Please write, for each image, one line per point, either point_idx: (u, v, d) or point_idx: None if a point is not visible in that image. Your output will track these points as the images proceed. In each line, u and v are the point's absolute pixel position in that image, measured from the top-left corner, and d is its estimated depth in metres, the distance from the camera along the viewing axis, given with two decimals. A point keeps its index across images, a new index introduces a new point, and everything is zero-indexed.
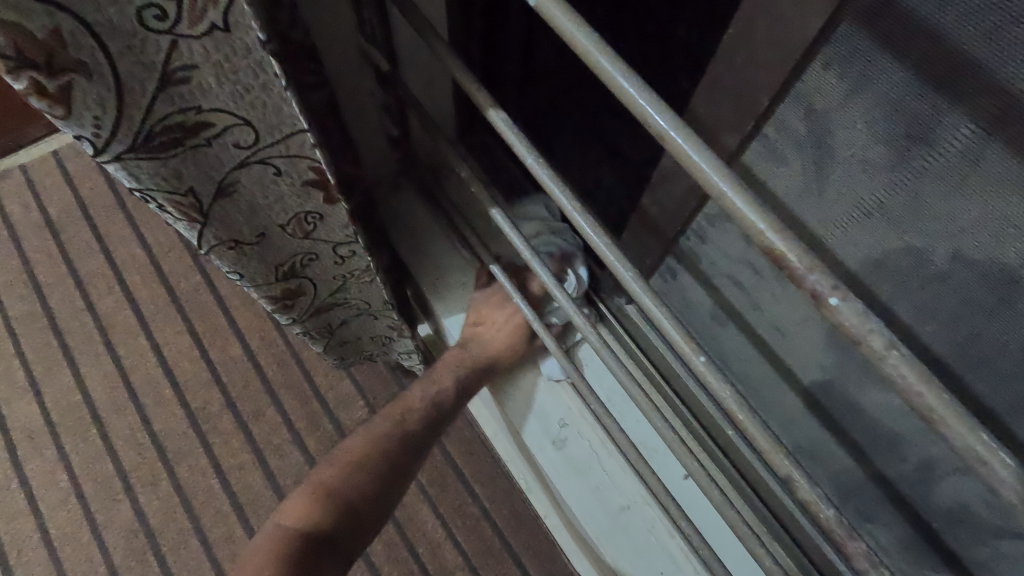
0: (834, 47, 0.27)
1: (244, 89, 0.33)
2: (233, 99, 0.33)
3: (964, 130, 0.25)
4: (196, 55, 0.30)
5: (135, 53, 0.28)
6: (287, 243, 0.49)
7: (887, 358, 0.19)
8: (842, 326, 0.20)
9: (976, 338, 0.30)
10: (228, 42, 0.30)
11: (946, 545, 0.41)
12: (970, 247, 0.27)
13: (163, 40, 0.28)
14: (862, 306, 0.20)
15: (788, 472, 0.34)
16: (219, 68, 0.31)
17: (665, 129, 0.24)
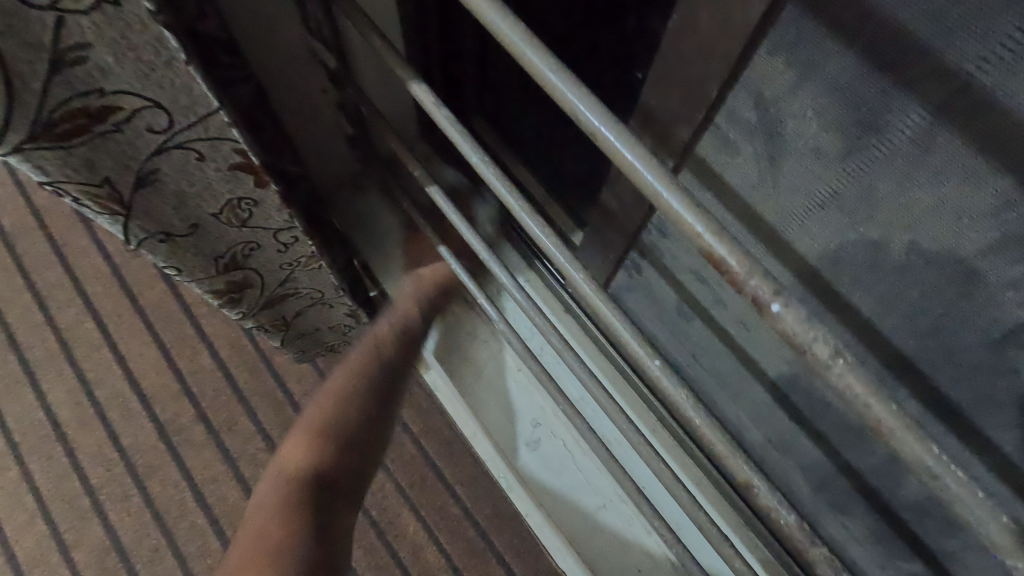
0: (781, 31, 0.26)
1: (145, 68, 0.33)
2: (138, 81, 0.34)
3: (913, 114, 0.23)
4: (88, 33, 0.30)
5: (19, 33, 0.28)
6: (223, 232, 0.50)
7: (833, 367, 0.18)
8: (788, 333, 0.19)
9: (936, 332, 0.29)
10: (119, 17, 0.30)
11: (916, 535, 0.40)
12: (925, 239, 0.26)
13: (49, 17, 0.28)
14: (804, 311, 0.18)
15: (743, 473, 0.35)
16: (115, 45, 0.31)
17: (598, 127, 0.23)
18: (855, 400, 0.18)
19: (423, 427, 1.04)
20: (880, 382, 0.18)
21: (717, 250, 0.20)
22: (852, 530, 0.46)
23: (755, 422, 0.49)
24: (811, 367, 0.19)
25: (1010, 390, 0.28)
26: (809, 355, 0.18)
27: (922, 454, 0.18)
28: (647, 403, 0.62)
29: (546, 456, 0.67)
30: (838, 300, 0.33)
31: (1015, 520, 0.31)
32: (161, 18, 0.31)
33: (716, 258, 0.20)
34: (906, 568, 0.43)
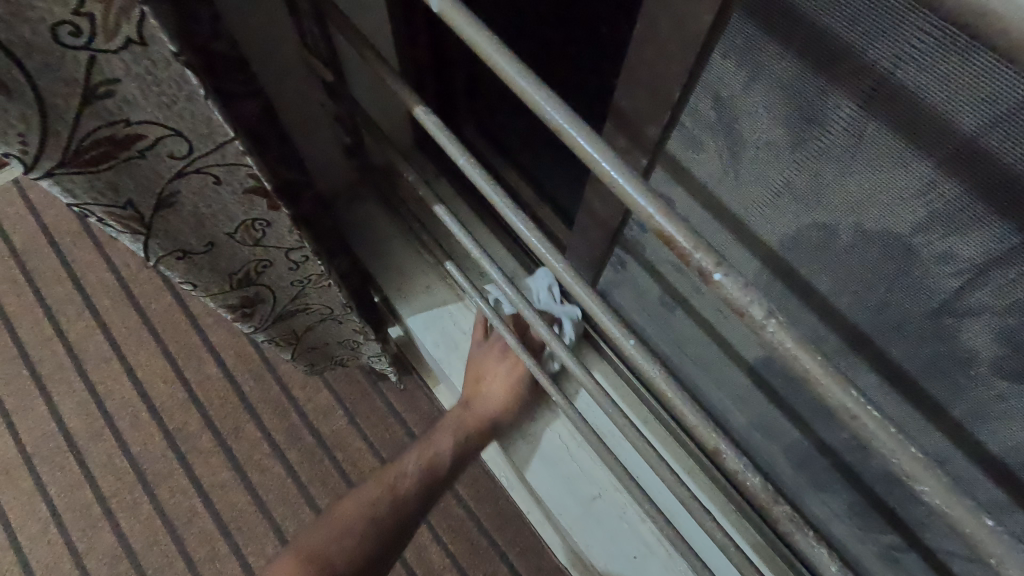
0: (730, 37, 0.29)
1: (168, 100, 0.36)
2: (162, 113, 0.37)
3: (845, 107, 0.26)
4: (118, 69, 0.33)
5: (54, 70, 0.31)
6: (237, 250, 0.53)
7: (767, 326, 0.21)
8: (730, 299, 0.22)
9: (884, 306, 0.31)
10: (146, 55, 0.33)
11: (890, 508, 0.42)
12: (866, 219, 0.29)
13: (82, 55, 0.31)
14: (741, 277, 0.21)
15: (712, 442, 0.38)
16: (141, 80, 0.34)
17: (560, 124, 0.26)
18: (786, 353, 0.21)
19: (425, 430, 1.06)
20: (807, 338, 0.21)
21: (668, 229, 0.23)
22: (833, 508, 0.49)
23: (738, 407, 0.52)
24: (750, 328, 0.22)
25: (952, 357, 0.30)
26: (747, 316, 0.21)
27: (846, 398, 0.20)
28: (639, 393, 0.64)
29: (542, 450, 0.69)
30: (800, 280, 0.35)
31: (968, 481, 0.34)
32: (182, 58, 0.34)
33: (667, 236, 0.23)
34: (884, 541, 0.46)
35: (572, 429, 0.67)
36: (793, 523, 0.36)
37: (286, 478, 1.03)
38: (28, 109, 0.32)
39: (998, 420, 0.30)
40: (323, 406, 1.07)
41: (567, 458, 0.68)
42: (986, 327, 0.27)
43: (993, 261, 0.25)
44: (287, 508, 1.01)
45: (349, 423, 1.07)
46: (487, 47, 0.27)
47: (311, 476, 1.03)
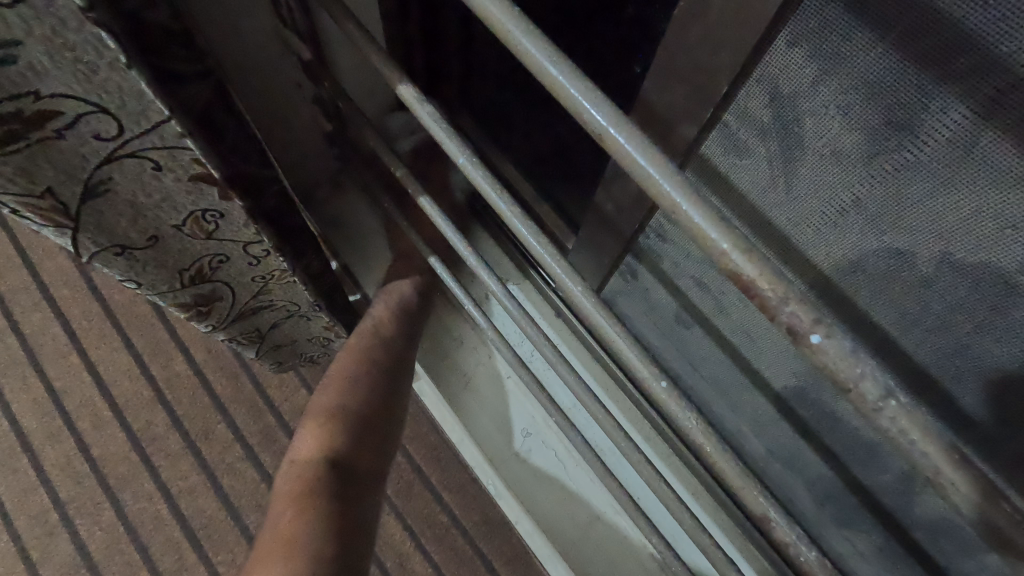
0: (802, 22, 0.23)
1: (86, 69, 0.28)
2: (77, 82, 0.29)
3: (951, 115, 0.21)
4: (17, 31, 0.26)
5: None
6: (186, 243, 0.45)
7: (881, 407, 0.16)
8: (828, 368, 0.17)
9: (962, 348, 0.27)
10: (48, 12, 0.25)
11: (927, 554, 0.38)
12: (957, 248, 0.24)
13: None
14: (847, 342, 0.16)
15: (759, 507, 0.28)
16: (48, 44, 0.27)
17: (604, 129, 0.20)
18: (902, 441, 0.17)
19: (408, 432, 1.01)
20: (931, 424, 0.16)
21: (747, 271, 0.17)
22: (858, 546, 0.44)
23: (755, 433, 0.47)
24: (854, 405, 0.17)
25: None
26: (853, 393, 0.16)
27: (972, 491, 0.16)
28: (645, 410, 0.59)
29: (537, 466, 0.64)
30: (855, 312, 0.30)
31: None
32: (91, 13, 0.26)
33: (745, 280, 0.17)
34: None
35: (569, 446, 0.62)
36: None
37: (259, 483, 0.97)
38: None
39: None
40: (300, 405, 1.01)
41: (562, 477, 0.63)
42: None
43: None
44: (260, 514, 0.95)
45: None
46: (504, 16, 0.21)
47: None
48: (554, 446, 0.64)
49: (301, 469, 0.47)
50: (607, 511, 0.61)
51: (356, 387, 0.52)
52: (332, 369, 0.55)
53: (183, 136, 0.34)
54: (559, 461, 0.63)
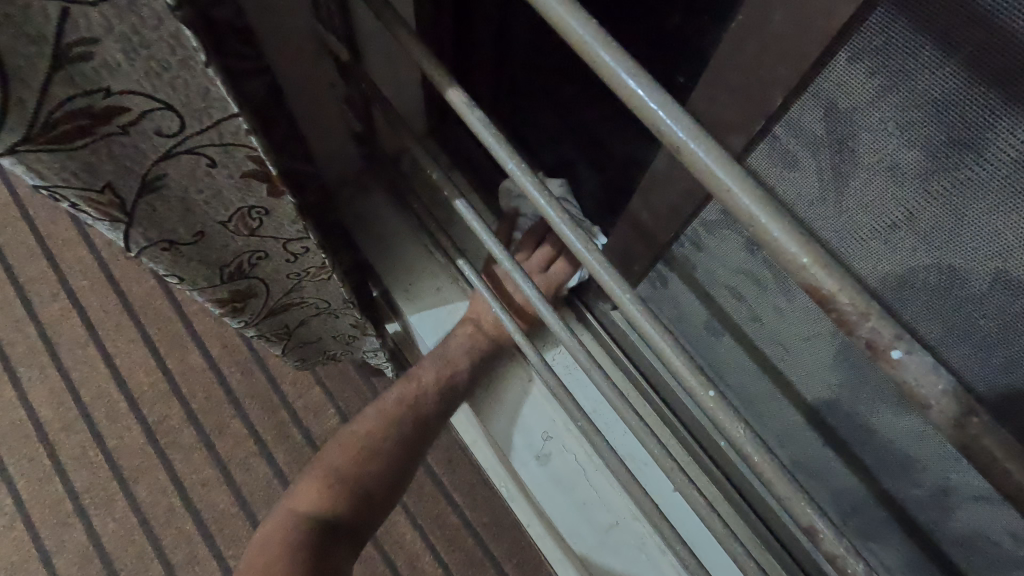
0: (866, 39, 0.23)
1: (158, 67, 0.31)
2: (150, 81, 0.32)
3: (1019, 135, 0.21)
4: (96, 28, 0.28)
5: (18, 25, 0.26)
6: (230, 239, 0.48)
7: (959, 424, 0.17)
8: (906, 383, 0.17)
9: (1013, 365, 0.27)
10: (131, 12, 0.28)
11: (955, 567, 0.39)
12: (1015, 266, 0.24)
13: (53, 9, 0.27)
14: (930, 358, 0.16)
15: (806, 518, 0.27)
16: (125, 41, 0.29)
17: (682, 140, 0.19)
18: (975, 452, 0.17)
19: None
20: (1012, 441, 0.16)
21: (825, 286, 0.17)
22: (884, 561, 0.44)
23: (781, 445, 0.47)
24: (930, 421, 0.17)
25: None
26: (932, 409, 0.17)
27: None
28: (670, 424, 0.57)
29: (556, 471, 0.63)
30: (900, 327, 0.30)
31: None
32: (182, 15, 0.29)
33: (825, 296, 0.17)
34: None
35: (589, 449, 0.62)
36: None
37: (271, 478, 0.98)
38: None
39: None
40: (314, 402, 1.02)
41: (583, 481, 0.63)
42: None
43: None
44: (272, 509, 0.96)
45: (341, 422, 1.01)
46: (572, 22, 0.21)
47: None
48: (573, 449, 0.63)
49: (289, 531, 0.51)
50: (628, 516, 0.61)
51: (370, 458, 0.57)
52: (354, 437, 0.58)
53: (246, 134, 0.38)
54: (580, 465, 0.63)
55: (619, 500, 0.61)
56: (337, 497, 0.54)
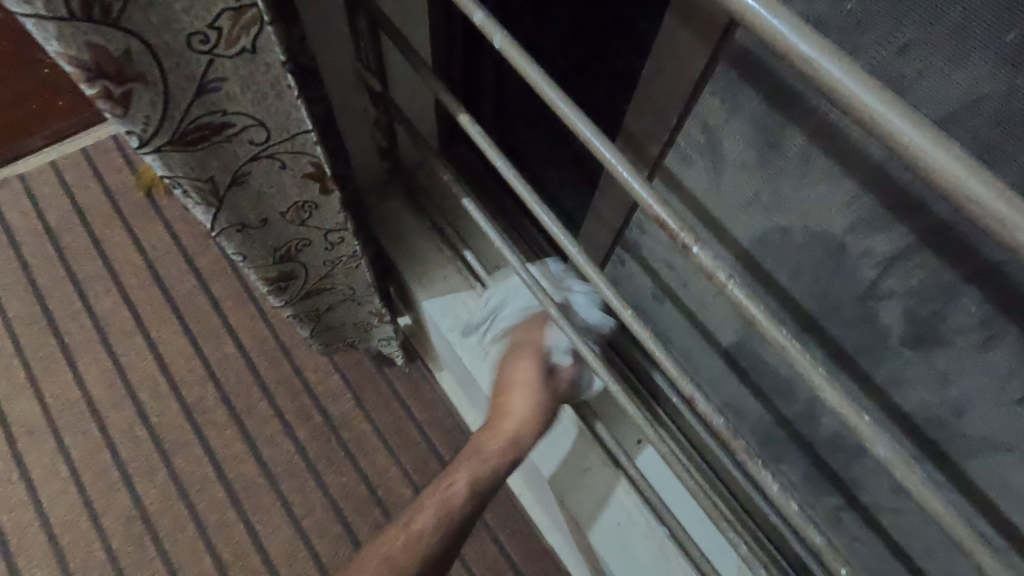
0: (715, 81, 0.38)
1: (261, 97, 0.45)
2: (253, 107, 0.46)
3: (798, 139, 0.35)
4: (228, 70, 0.42)
5: (181, 67, 0.41)
6: (285, 227, 0.62)
7: (725, 282, 0.36)
8: (704, 265, 0.36)
9: (826, 294, 0.40)
10: (253, 61, 0.42)
11: (831, 469, 0.51)
12: (812, 223, 0.38)
13: (203, 58, 0.41)
14: (711, 251, 0.36)
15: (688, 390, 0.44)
16: (243, 79, 0.43)
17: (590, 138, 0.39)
18: (735, 295, 0.35)
19: (426, 416, 1.14)
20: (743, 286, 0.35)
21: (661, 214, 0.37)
22: (789, 476, 0.57)
23: (713, 390, 0.60)
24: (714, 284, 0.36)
25: (875, 334, 0.38)
26: (712, 275, 0.36)
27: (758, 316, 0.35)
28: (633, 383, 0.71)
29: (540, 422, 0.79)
30: (764, 275, 0.44)
31: None
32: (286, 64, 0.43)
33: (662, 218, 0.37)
34: (830, 505, 0.54)
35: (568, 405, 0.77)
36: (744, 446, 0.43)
37: (294, 453, 1.10)
38: (155, 96, 0.41)
39: (906, 385, 0.38)
40: (333, 388, 1.15)
41: (563, 433, 0.77)
42: (897, 308, 0.36)
43: (897, 257, 0.34)
44: (294, 481, 1.08)
45: (356, 406, 1.14)
46: (546, 87, 0.39)
47: (318, 453, 1.10)
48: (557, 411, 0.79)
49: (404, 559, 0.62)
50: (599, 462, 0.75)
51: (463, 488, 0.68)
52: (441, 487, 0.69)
53: (314, 144, 0.52)
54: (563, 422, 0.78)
55: (593, 449, 0.75)
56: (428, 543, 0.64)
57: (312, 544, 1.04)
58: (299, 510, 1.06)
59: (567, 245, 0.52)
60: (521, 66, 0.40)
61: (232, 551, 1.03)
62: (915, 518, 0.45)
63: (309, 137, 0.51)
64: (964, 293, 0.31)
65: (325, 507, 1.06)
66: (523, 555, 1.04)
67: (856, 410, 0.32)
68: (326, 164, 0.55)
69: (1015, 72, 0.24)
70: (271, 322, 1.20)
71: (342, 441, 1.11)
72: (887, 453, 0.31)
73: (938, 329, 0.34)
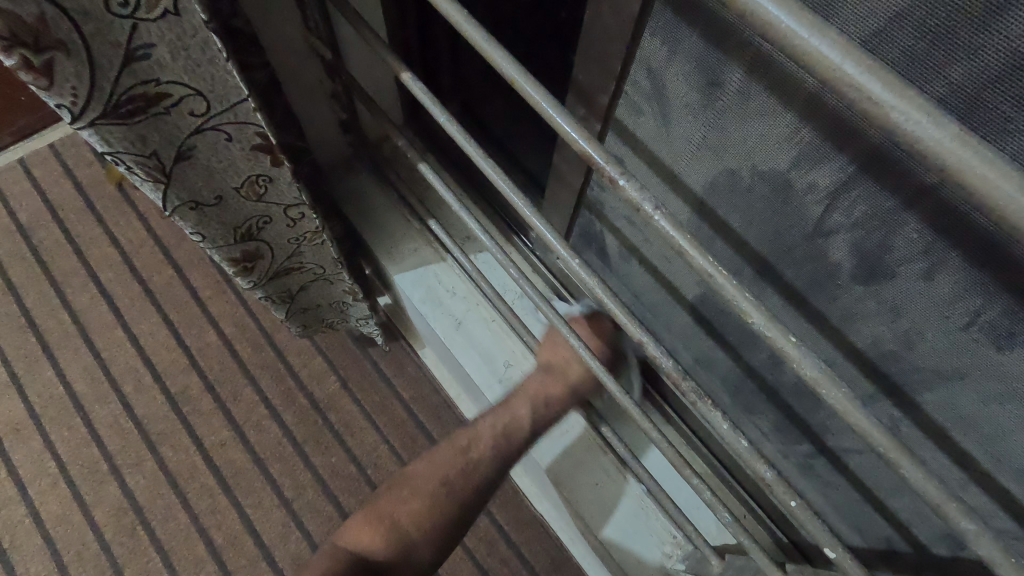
0: (653, 21, 0.37)
1: (194, 63, 0.44)
2: (186, 74, 0.45)
3: (735, 75, 0.34)
4: (154, 35, 0.41)
5: (105, 34, 0.40)
6: (243, 204, 0.61)
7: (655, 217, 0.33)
8: (633, 201, 0.34)
9: (777, 235, 0.39)
10: (178, 23, 0.41)
11: (799, 416, 0.51)
12: (758, 162, 0.37)
13: (126, 24, 0.40)
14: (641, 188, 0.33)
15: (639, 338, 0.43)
16: (172, 45, 0.42)
17: (513, 74, 0.36)
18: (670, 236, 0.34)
19: (412, 394, 1.14)
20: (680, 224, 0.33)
21: (595, 152, 0.34)
22: (761, 427, 0.57)
23: (685, 347, 0.60)
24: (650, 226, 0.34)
25: (826, 272, 0.38)
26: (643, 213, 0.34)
27: (703, 262, 0.33)
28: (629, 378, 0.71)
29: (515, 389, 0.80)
30: (719, 222, 0.43)
31: (849, 379, 0.42)
32: (213, 27, 0.42)
33: (591, 158, 0.35)
34: (801, 452, 0.54)
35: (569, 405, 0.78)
36: (697, 394, 0.42)
37: (282, 437, 1.10)
38: (80, 66, 0.40)
39: (859, 321, 0.38)
40: (317, 371, 1.15)
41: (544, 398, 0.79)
42: (845, 243, 0.35)
43: (838, 190, 0.33)
44: (283, 464, 1.08)
45: (341, 387, 1.14)
46: (464, 24, 0.36)
47: (306, 436, 1.10)
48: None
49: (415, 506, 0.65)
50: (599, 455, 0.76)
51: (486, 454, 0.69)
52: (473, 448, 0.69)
53: (255, 112, 0.51)
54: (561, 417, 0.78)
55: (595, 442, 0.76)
56: (441, 500, 0.66)
57: (304, 525, 1.04)
58: (289, 493, 1.07)
59: (516, 200, 0.50)
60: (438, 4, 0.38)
61: (225, 536, 1.03)
62: (876, 457, 0.45)
63: (250, 105, 0.50)
64: (903, 220, 0.31)
65: (315, 488, 1.07)
66: (514, 525, 1.05)
67: (781, 331, 0.30)
68: (273, 134, 0.54)
69: None
70: (252, 309, 1.19)
71: (329, 423, 1.12)
72: (812, 372, 0.30)
73: (884, 260, 0.34)
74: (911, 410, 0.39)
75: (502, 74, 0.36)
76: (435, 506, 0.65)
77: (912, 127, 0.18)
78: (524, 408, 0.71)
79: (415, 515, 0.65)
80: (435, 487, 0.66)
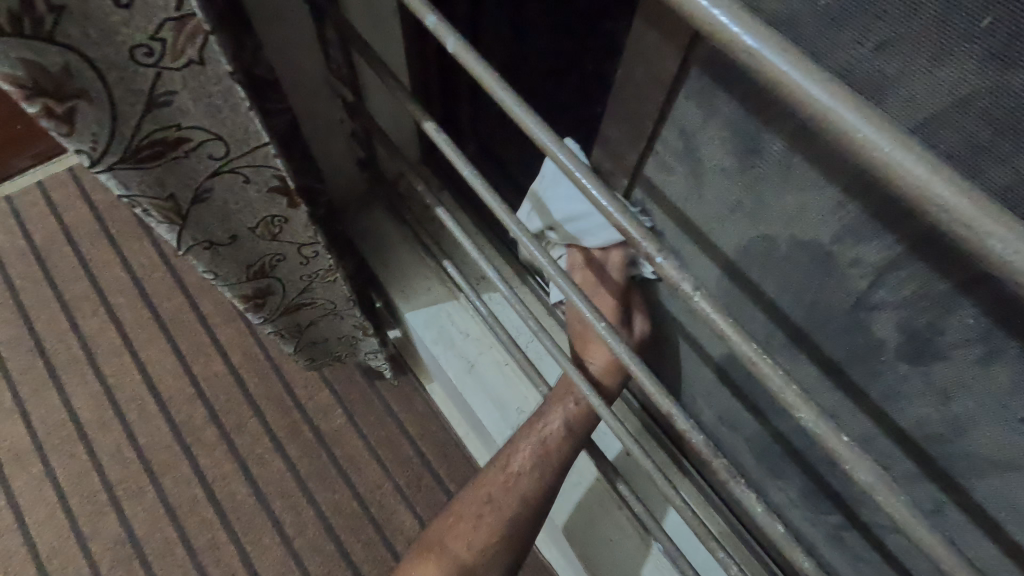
0: (690, 83, 0.35)
1: (215, 109, 0.44)
2: (206, 120, 0.44)
3: (777, 145, 0.33)
4: (177, 83, 0.41)
5: (128, 83, 0.39)
6: (257, 242, 0.60)
7: (692, 295, 0.31)
8: (668, 275, 0.32)
9: (815, 305, 0.38)
10: (203, 72, 0.41)
11: (829, 485, 0.48)
12: (800, 232, 0.35)
13: (150, 72, 0.39)
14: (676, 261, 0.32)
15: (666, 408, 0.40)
16: (194, 92, 0.42)
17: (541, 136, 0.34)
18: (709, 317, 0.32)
19: (419, 429, 1.12)
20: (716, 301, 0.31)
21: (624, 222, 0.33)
22: (788, 493, 0.54)
23: (708, 403, 0.58)
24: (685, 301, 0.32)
25: (868, 346, 0.36)
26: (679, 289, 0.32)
27: (744, 346, 0.30)
28: (636, 412, 0.69)
29: None
30: (751, 285, 0.42)
31: (888, 457, 0.40)
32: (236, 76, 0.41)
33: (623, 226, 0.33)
34: (831, 523, 0.51)
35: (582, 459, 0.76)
36: (727, 471, 0.40)
37: (285, 472, 1.08)
38: (102, 114, 0.39)
39: (902, 400, 0.36)
40: (324, 404, 1.13)
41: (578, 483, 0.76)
42: (891, 319, 0.33)
43: (886, 265, 0.31)
44: (285, 500, 1.06)
45: (347, 421, 1.12)
46: (489, 81, 0.35)
47: (310, 471, 1.08)
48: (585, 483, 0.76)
49: (466, 529, 0.60)
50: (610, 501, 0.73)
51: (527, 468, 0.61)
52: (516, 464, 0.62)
53: (274, 156, 0.50)
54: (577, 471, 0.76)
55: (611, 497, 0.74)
56: (492, 520, 0.59)
57: (303, 565, 1.01)
58: (290, 530, 1.04)
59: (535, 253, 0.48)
60: (463, 60, 0.36)
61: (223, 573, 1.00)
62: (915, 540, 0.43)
63: (269, 150, 0.49)
64: (959, 303, 0.29)
65: (317, 526, 1.04)
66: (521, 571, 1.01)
67: (832, 430, 0.28)
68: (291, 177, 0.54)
69: (1002, 68, 0.22)
70: (260, 339, 1.18)
71: (334, 458, 1.09)
72: (868, 479, 0.27)
73: (934, 342, 0.32)
74: (956, 495, 0.37)
75: (528, 135, 0.35)
76: (489, 526, 0.59)
77: (988, 240, 0.16)
78: (554, 416, 0.63)
79: (466, 547, 0.59)
80: (484, 513, 0.60)
